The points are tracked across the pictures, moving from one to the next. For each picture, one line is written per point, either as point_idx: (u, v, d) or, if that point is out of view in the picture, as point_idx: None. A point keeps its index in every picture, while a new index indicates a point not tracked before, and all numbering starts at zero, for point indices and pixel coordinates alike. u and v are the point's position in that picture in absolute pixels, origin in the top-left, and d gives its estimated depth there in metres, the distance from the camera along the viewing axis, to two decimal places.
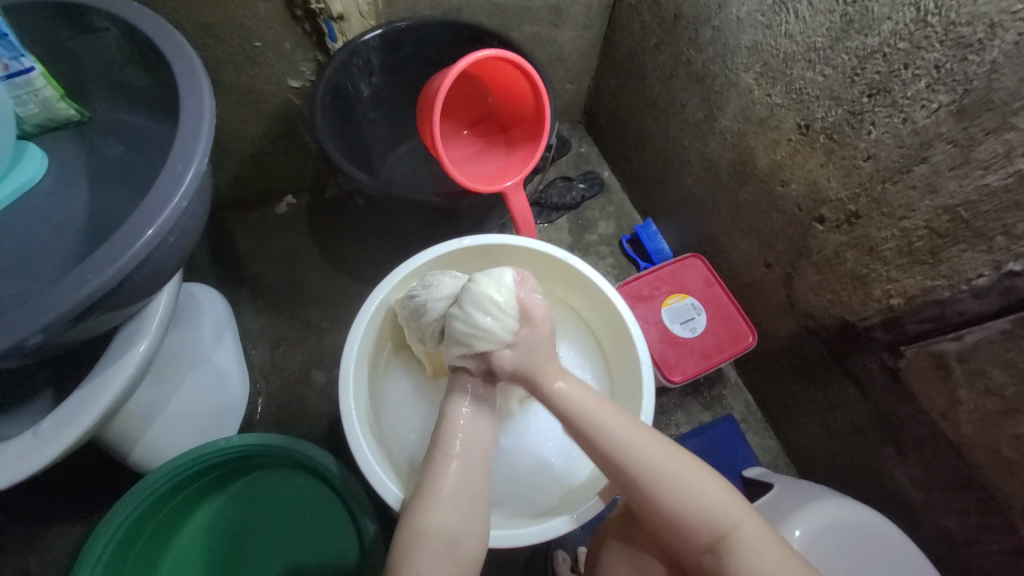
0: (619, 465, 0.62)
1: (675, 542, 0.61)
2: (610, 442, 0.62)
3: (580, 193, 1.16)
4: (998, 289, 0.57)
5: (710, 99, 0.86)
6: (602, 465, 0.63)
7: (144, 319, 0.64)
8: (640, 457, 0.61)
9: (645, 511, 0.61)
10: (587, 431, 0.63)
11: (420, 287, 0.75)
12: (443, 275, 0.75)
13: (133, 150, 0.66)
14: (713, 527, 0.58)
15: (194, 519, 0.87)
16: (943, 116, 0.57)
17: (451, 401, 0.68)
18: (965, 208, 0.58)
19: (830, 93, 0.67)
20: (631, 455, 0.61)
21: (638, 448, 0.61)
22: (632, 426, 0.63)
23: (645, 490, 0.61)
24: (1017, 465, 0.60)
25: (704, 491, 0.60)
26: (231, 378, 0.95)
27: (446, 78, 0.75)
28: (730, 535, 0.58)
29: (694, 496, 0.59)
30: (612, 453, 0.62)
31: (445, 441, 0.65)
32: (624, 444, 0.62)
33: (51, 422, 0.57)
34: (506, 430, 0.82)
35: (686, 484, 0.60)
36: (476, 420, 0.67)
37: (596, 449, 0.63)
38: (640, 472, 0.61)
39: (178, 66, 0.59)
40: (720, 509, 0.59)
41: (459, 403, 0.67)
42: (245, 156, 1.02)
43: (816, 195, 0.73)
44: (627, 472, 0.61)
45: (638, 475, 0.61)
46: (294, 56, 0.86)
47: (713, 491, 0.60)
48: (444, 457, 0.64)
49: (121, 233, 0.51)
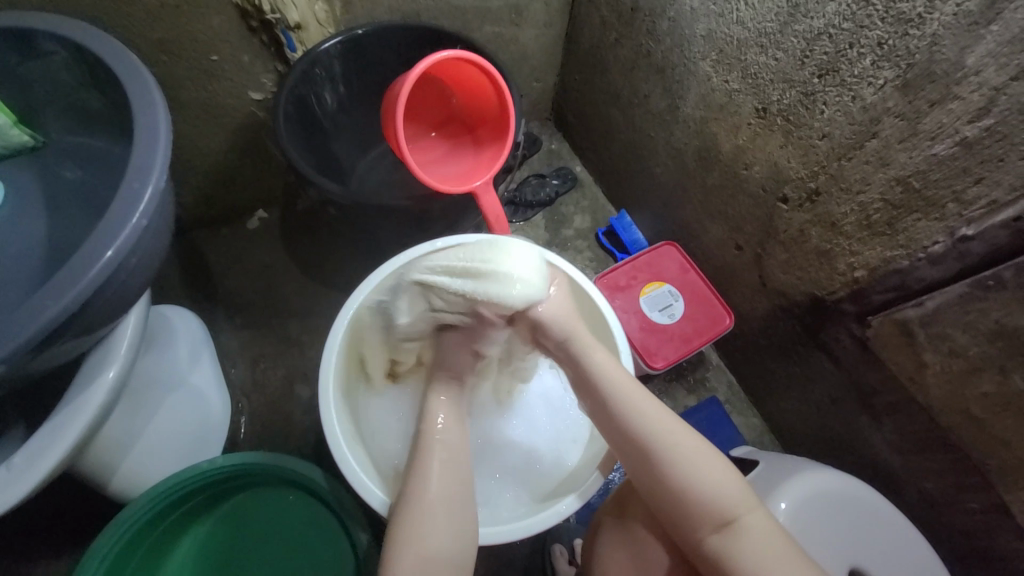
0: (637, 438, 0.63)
1: (681, 524, 0.61)
2: (629, 409, 0.64)
3: (553, 190, 1.17)
4: (954, 254, 0.59)
5: (672, 89, 0.88)
6: (619, 432, 0.65)
7: (112, 344, 0.63)
8: (656, 432, 0.63)
9: (654, 488, 0.63)
10: (609, 399, 0.65)
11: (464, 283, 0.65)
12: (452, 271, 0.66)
13: (90, 171, 0.64)
14: (721, 510, 0.59)
15: (182, 545, 0.85)
16: (889, 91, 0.59)
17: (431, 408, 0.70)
18: (916, 178, 0.60)
19: (783, 76, 0.69)
20: (652, 429, 0.63)
21: (660, 427, 0.63)
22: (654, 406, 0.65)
23: (657, 463, 0.62)
24: (987, 423, 0.62)
25: (718, 476, 0.61)
26: (211, 399, 0.94)
27: (406, 81, 0.75)
28: (736, 522, 0.59)
29: (708, 479, 0.60)
30: (631, 423, 0.64)
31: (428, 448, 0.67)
32: (642, 416, 0.64)
33: (22, 456, 0.56)
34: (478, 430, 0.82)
35: (701, 465, 0.61)
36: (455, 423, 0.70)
37: (616, 416, 0.65)
38: (659, 446, 0.62)
39: (131, 84, 0.58)
40: (731, 493, 0.60)
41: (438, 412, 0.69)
42: (212, 171, 1.00)
43: (777, 176, 0.75)
44: (640, 442, 0.63)
45: (656, 447, 0.62)
46: (254, 68, 0.85)
47: (729, 478, 0.61)
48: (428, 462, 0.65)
49: (78, 257, 0.49)
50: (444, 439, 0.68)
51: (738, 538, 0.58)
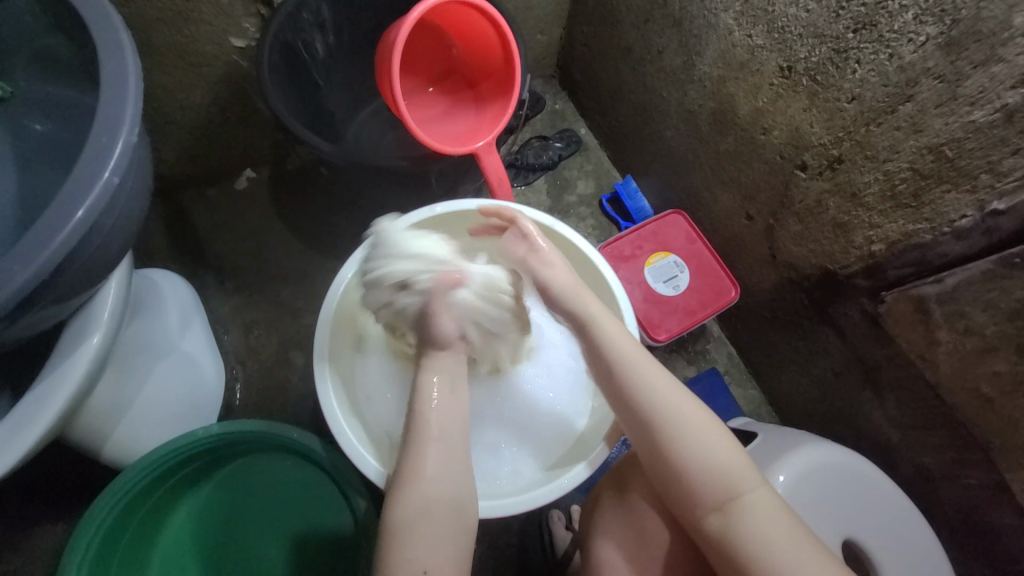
0: (641, 410, 0.63)
1: (685, 499, 0.60)
2: (635, 380, 0.64)
3: (557, 153, 1.11)
4: (981, 229, 0.56)
5: (688, 44, 0.81)
6: (623, 402, 0.65)
7: (94, 310, 0.60)
8: (661, 404, 0.63)
9: (659, 461, 0.62)
10: (615, 366, 0.65)
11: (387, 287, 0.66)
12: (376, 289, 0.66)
13: (57, 123, 0.59)
14: (726, 484, 0.58)
15: (182, 510, 0.86)
16: (930, 50, 0.54)
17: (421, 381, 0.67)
18: (950, 147, 0.56)
19: (813, 30, 0.63)
20: (655, 395, 0.63)
21: (668, 398, 0.63)
22: (660, 376, 0.65)
23: (659, 434, 0.62)
24: (996, 402, 0.61)
25: (722, 450, 0.60)
26: (204, 364, 0.91)
27: (402, 28, 0.68)
28: (740, 496, 0.58)
29: (712, 454, 0.60)
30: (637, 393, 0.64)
31: (422, 424, 0.64)
32: (648, 384, 0.64)
33: (5, 427, 0.53)
34: (480, 397, 0.81)
35: (707, 439, 0.61)
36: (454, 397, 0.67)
37: (622, 384, 0.65)
38: (661, 417, 0.62)
39: (95, 25, 0.52)
40: (734, 470, 0.59)
41: (429, 385, 0.66)
42: (194, 127, 0.94)
43: (798, 142, 0.71)
44: (648, 412, 0.63)
45: (660, 418, 0.62)
46: (234, 11, 0.78)
47: (728, 449, 0.60)
48: (420, 440, 0.63)
49: (46, 218, 0.45)
50: (439, 412, 0.65)
51: (744, 515, 0.57)
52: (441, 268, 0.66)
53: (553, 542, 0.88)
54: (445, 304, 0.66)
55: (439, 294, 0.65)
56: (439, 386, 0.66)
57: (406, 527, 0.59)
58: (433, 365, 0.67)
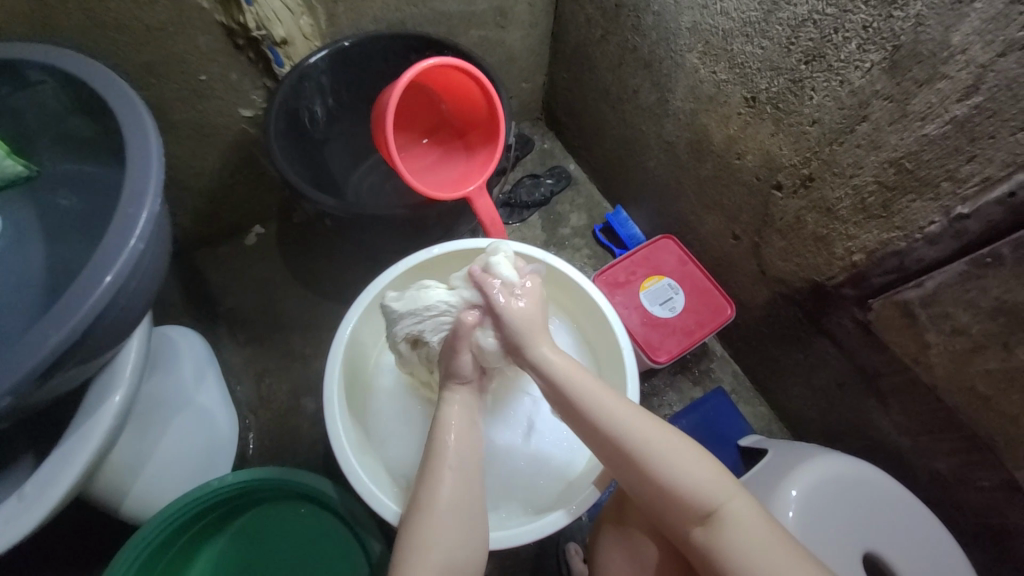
0: (603, 438, 0.63)
1: (666, 518, 0.61)
2: (591, 410, 0.64)
3: (548, 189, 1.17)
4: (950, 233, 0.59)
5: (661, 82, 0.88)
6: (583, 431, 0.65)
7: (117, 368, 0.63)
8: (622, 430, 0.63)
9: (635, 486, 0.62)
10: (571, 400, 0.65)
11: (407, 343, 0.76)
12: (399, 346, 0.76)
13: (84, 197, 0.65)
14: (702, 501, 0.59)
15: (196, 566, 0.85)
16: (877, 74, 0.59)
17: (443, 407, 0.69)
18: (909, 159, 0.60)
19: (770, 64, 0.69)
20: (615, 423, 0.63)
21: (630, 423, 0.63)
22: (619, 402, 0.65)
23: (627, 459, 0.62)
24: (994, 400, 0.62)
25: (696, 468, 0.60)
26: (218, 418, 0.94)
27: (395, 90, 0.75)
28: (719, 511, 0.58)
29: (679, 472, 0.60)
30: (598, 422, 0.64)
31: (441, 452, 0.65)
32: (607, 413, 0.64)
33: (33, 485, 0.56)
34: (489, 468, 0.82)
35: (677, 460, 0.61)
36: (466, 430, 0.68)
37: (582, 417, 0.64)
38: (623, 443, 0.62)
39: (120, 110, 0.58)
40: (703, 485, 0.59)
41: (450, 411, 0.68)
42: (207, 190, 1.00)
43: (770, 163, 0.75)
44: (612, 441, 0.63)
45: (624, 444, 0.62)
46: (243, 85, 0.86)
47: (698, 463, 0.61)
48: (440, 466, 0.64)
49: (79, 284, 0.50)
50: (457, 445, 0.66)
51: (723, 527, 0.57)
52: (437, 315, 0.72)
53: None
54: (461, 343, 0.69)
55: (461, 338, 0.69)
56: (461, 415, 0.69)
57: (415, 561, 0.59)
58: (452, 397, 0.69)
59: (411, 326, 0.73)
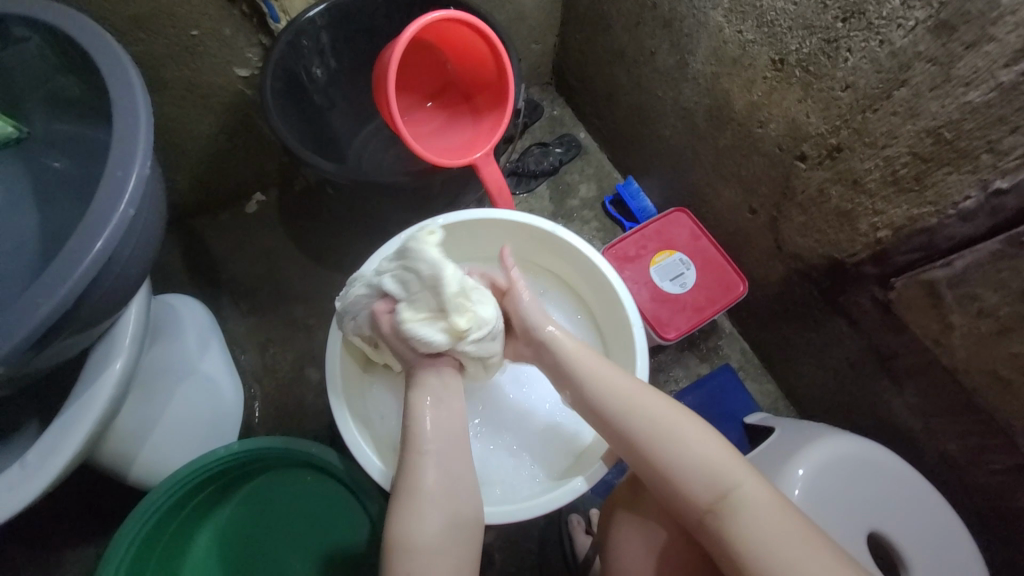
0: (614, 413, 0.64)
1: (677, 503, 0.60)
2: (602, 384, 0.66)
3: (557, 158, 1.13)
4: (987, 209, 0.55)
5: (680, 43, 0.82)
6: (591, 411, 0.67)
7: (116, 337, 0.62)
8: (632, 410, 0.64)
9: (645, 467, 0.62)
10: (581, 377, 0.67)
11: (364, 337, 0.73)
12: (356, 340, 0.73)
13: (74, 159, 0.62)
14: (712, 481, 0.58)
15: (207, 528, 0.87)
16: (921, 34, 0.54)
17: (414, 393, 0.67)
18: (948, 129, 0.56)
19: (802, 22, 0.63)
20: (623, 400, 0.64)
21: (639, 399, 0.64)
22: (628, 381, 0.66)
23: (636, 437, 0.63)
24: (1016, 384, 0.60)
25: (704, 447, 0.60)
26: (223, 386, 0.93)
27: (397, 48, 0.70)
28: (731, 492, 0.57)
29: (689, 449, 0.60)
30: (607, 400, 0.65)
31: (415, 437, 0.65)
32: (616, 389, 0.65)
33: (39, 449, 0.56)
34: (495, 446, 0.82)
35: (684, 438, 0.61)
36: (445, 415, 0.67)
37: (591, 395, 0.66)
38: (634, 422, 0.63)
39: (106, 66, 0.55)
40: (715, 464, 0.59)
41: (421, 395, 0.67)
42: (204, 155, 0.97)
43: (795, 133, 0.71)
44: (620, 418, 0.64)
45: (634, 423, 0.63)
46: (237, 42, 0.81)
47: (707, 442, 0.60)
48: (417, 453, 0.64)
49: (68, 251, 0.48)
50: (434, 429, 0.65)
51: (735, 509, 0.56)
52: (360, 311, 0.68)
53: (574, 548, 0.88)
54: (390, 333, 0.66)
55: (390, 325, 0.65)
56: (434, 403, 0.67)
57: (407, 520, 0.60)
58: (424, 379, 0.68)
59: (349, 321, 0.70)
